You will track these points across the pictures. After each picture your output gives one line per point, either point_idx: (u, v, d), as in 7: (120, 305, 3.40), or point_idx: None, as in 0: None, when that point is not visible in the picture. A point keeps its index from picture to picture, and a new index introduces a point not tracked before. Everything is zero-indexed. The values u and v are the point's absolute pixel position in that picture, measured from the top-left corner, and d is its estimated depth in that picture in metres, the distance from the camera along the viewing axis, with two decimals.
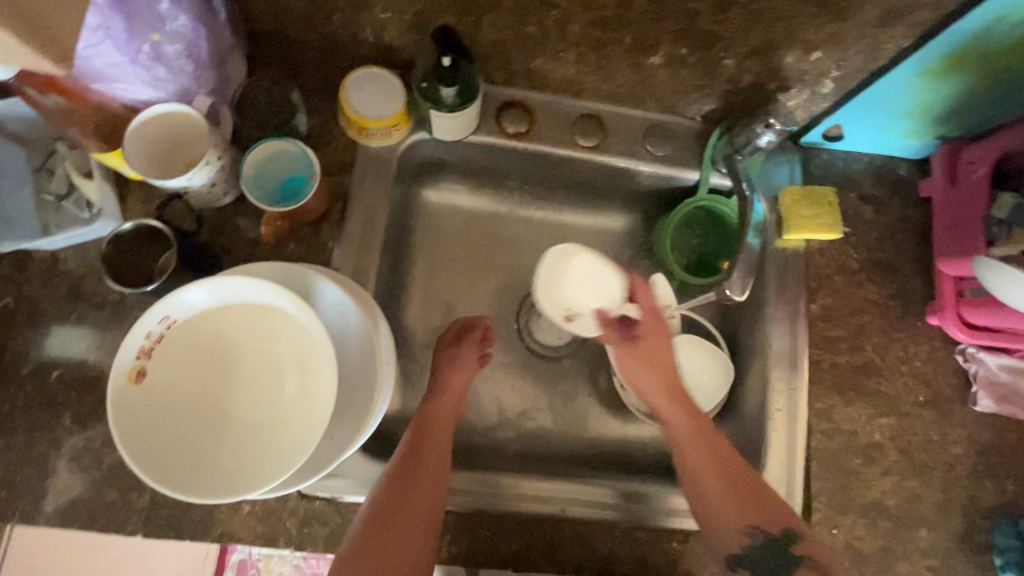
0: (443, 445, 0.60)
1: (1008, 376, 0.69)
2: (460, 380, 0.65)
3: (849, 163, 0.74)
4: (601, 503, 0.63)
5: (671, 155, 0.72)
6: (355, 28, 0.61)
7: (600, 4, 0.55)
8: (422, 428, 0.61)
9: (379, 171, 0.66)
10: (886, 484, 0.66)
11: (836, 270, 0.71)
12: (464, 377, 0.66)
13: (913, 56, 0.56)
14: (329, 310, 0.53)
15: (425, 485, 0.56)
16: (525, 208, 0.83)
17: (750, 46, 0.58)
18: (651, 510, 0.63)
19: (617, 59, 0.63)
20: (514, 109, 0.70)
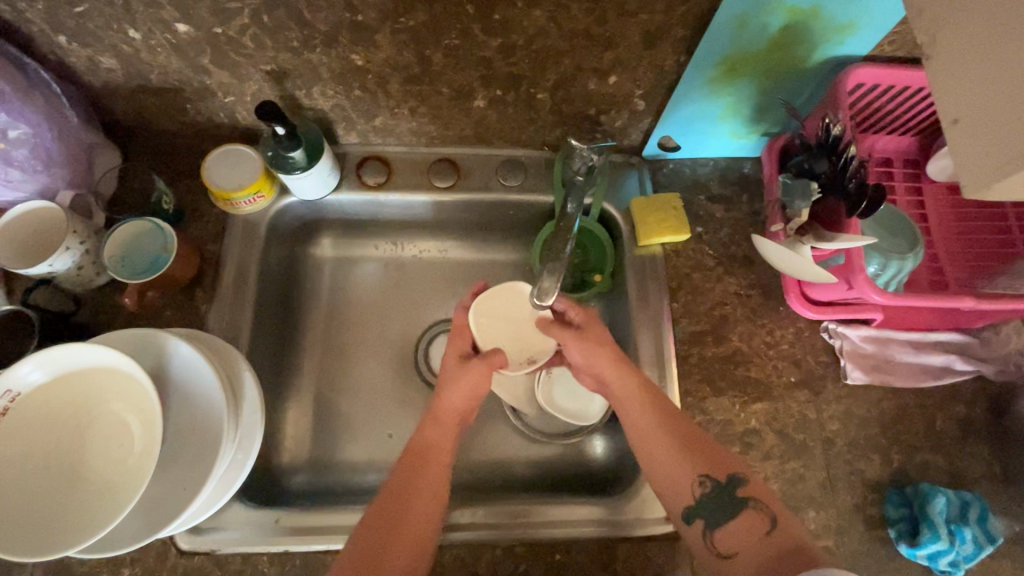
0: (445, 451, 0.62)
1: (872, 347, 0.71)
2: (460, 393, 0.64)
3: (695, 169, 0.79)
4: (590, 521, 0.65)
5: (525, 183, 0.78)
6: (209, 113, 0.69)
7: (406, 64, 0.62)
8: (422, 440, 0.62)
9: (250, 236, 0.72)
10: (767, 469, 0.67)
11: (693, 268, 0.75)
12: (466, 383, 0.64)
13: (689, 68, 0.62)
14: (182, 367, 0.57)
15: (423, 491, 0.58)
16: (413, 250, 0.88)
17: (551, 81, 0.65)
18: (537, 525, 0.65)
19: (446, 108, 0.70)
20: (372, 164, 0.77)
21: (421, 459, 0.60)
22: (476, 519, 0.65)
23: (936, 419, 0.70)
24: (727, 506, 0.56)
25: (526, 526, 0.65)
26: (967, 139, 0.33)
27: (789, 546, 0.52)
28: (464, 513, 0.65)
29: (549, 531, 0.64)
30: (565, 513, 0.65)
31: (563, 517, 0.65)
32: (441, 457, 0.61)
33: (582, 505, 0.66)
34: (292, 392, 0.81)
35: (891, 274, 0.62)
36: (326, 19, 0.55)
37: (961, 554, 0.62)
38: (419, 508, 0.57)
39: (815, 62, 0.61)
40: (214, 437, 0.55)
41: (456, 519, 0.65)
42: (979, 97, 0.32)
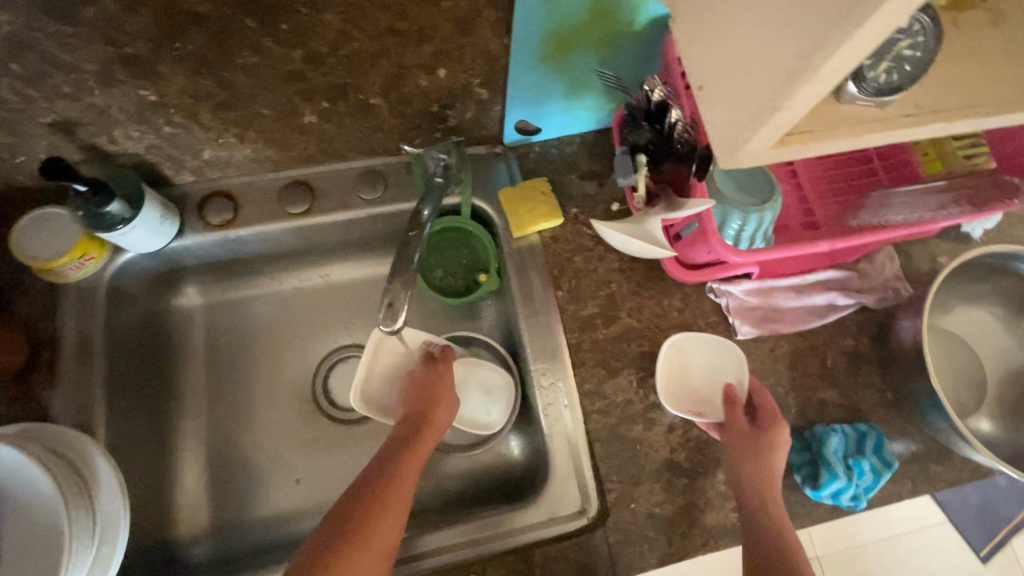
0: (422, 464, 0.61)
1: (757, 299, 0.71)
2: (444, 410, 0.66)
3: (562, 148, 0.77)
4: (519, 530, 0.64)
5: (388, 193, 0.73)
6: (5, 179, 0.61)
7: (207, 91, 0.56)
8: (400, 453, 0.61)
9: (87, 304, 0.65)
10: (673, 441, 0.66)
11: (574, 252, 0.73)
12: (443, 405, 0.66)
13: (515, 49, 0.59)
14: (6, 471, 0.50)
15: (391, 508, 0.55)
16: (293, 280, 0.83)
17: (379, 84, 0.60)
18: (475, 544, 0.63)
19: (277, 129, 0.64)
20: (216, 200, 0.70)
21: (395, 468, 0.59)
22: (444, 541, 0.64)
23: (826, 357, 0.71)
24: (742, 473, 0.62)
25: (494, 537, 0.63)
26: (715, 106, 0.36)
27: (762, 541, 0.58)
28: (434, 537, 0.64)
29: (521, 536, 0.63)
30: (532, 516, 0.64)
31: (527, 521, 0.64)
32: (410, 477, 0.59)
33: (549, 502, 0.65)
34: (182, 458, 0.75)
35: (753, 228, 0.62)
36: (90, 58, 0.49)
37: (861, 487, 0.63)
38: (387, 521, 0.54)
39: (642, 25, 0.59)
40: (56, 540, 0.49)
41: (428, 543, 0.64)
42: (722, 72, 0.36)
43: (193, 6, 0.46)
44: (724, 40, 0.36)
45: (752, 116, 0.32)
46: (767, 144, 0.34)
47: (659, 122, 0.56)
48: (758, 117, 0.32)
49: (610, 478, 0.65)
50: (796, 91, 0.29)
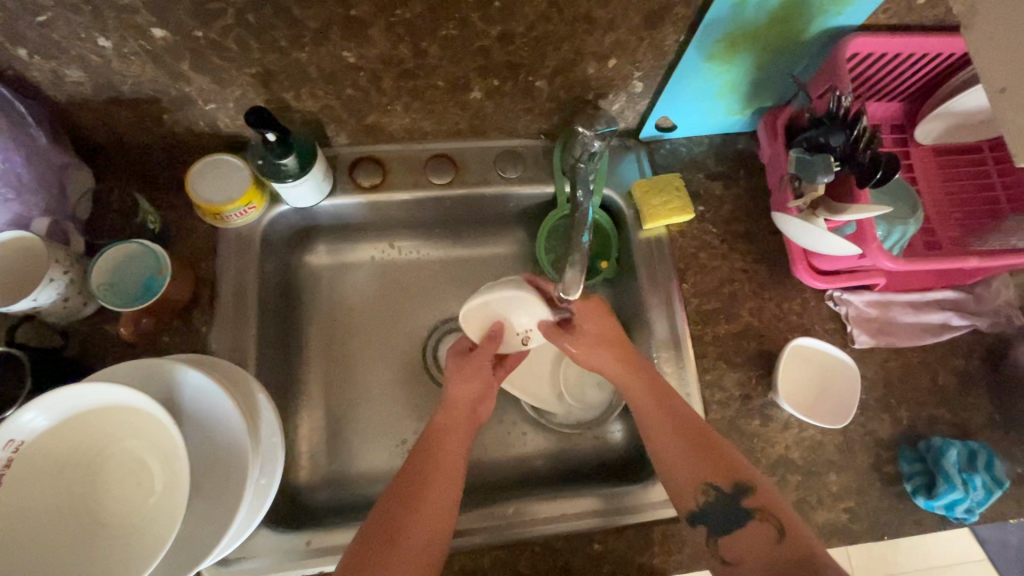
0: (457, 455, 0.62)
1: (875, 310, 0.74)
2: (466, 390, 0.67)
3: (691, 148, 0.79)
4: (586, 514, 0.65)
5: (524, 174, 0.76)
6: (188, 123, 0.64)
7: (399, 58, 0.59)
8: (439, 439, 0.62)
9: (244, 249, 0.68)
10: (789, 438, 0.68)
11: (699, 248, 0.75)
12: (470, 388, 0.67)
13: (690, 47, 0.61)
14: (194, 397, 0.53)
15: (433, 500, 0.57)
16: (410, 251, 0.86)
17: (551, 67, 0.63)
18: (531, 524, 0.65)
19: (441, 102, 0.67)
20: (366, 165, 0.74)
21: (434, 465, 0.60)
22: (475, 523, 0.65)
23: (938, 374, 0.73)
24: (735, 515, 0.57)
25: (514, 527, 0.65)
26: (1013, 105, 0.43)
27: (796, 557, 0.52)
28: (469, 518, 0.65)
29: (536, 529, 0.65)
30: (553, 509, 0.66)
31: (551, 514, 0.65)
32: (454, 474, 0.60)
33: (580, 501, 0.66)
34: (301, 407, 0.78)
35: (895, 240, 0.64)
36: (317, 16, 0.52)
37: (974, 500, 0.65)
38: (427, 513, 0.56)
39: (812, 34, 0.61)
40: (238, 465, 0.52)
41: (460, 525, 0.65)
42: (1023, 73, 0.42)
43: None
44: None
45: None
46: None
47: (852, 127, 0.57)
48: None
49: None
50: None
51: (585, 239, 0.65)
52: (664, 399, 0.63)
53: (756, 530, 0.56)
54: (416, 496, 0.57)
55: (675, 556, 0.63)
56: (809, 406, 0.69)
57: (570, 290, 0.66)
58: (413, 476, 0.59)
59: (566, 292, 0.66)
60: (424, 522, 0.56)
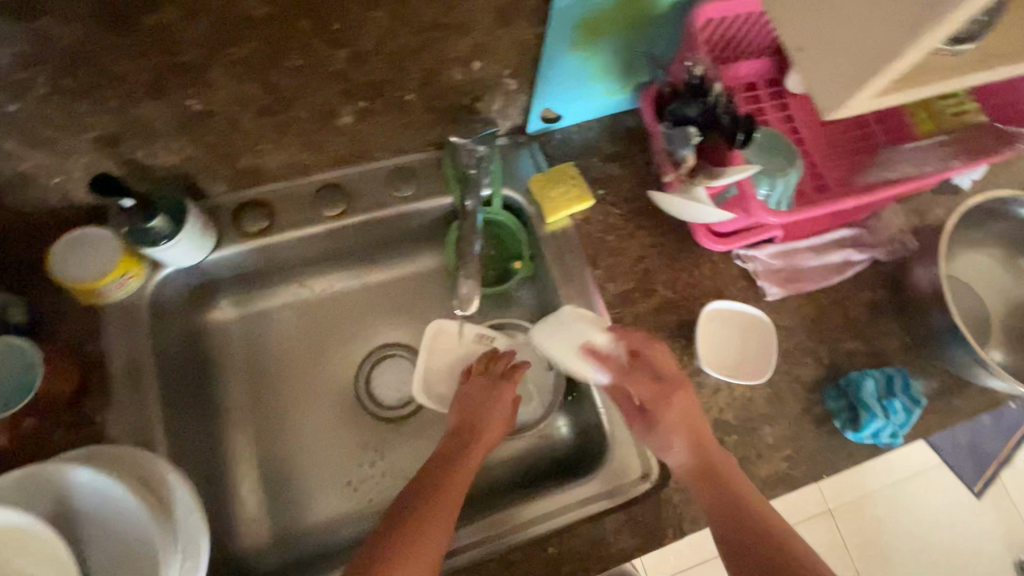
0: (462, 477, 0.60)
1: (780, 261, 0.76)
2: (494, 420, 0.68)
3: (582, 134, 0.79)
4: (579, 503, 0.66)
5: (420, 189, 0.75)
6: (38, 200, 0.59)
7: (251, 96, 0.56)
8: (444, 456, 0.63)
9: (132, 323, 0.64)
10: (721, 401, 0.70)
11: (606, 231, 0.76)
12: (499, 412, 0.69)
13: (549, 38, 0.61)
14: (88, 496, 0.50)
15: (439, 509, 0.56)
16: (323, 284, 0.82)
17: (416, 79, 0.62)
18: (523, 523, 0.65)
19: (314, 132, 0.65)
20: (252, 209, 0.71)
21: (442, 482, 0.59)
22: (467, 536, 0.64)
23: (848, 310, 0.76)
24: None
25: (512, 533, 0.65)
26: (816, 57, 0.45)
27: None
28: (460, 534, 0.64)
29: (524, 533, 0.65)
30: (553, 501, 0.66)
31: (540, 511, 0.66)
32: (452, 498, 0.57)
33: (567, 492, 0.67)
34: (234, 470, 0.74)
35: (780, 192, 0.66)
36: (143, 69, 0.49)
37: (897, 424, 0.68)
38: (436, 526, 0.54)
39: (663, 7, 0.62)
40: (149, 558, 0.49)
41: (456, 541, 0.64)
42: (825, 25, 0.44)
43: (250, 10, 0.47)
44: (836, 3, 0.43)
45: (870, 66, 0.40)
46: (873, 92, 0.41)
47: (705, 97, 0.59)
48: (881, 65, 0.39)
49: None
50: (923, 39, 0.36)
51: (476, 248, 0.71)
52: (736, 521, 0.55)
53: None
54: (417, 516, 0.54)
55: (631, 540, 0.64)
56: (734, 365, 0.71)
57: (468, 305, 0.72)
58: (414, 496, 0.57)
59: (464, 309, 0.71)
60: (426, 543, 0.52)
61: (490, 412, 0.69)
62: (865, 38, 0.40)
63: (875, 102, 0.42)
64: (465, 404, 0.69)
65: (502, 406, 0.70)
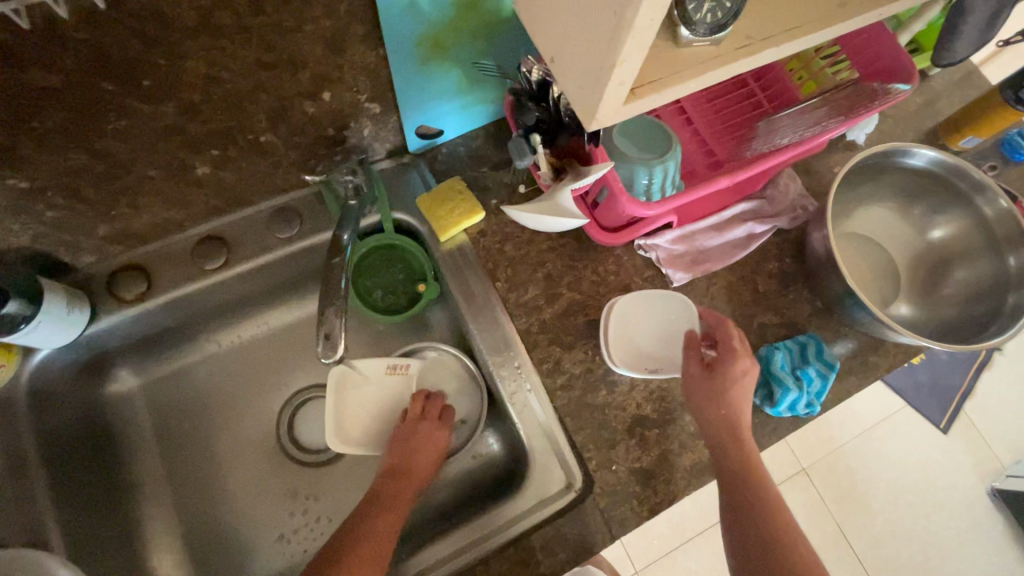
0: (390, 524, 0.59)
1: (683, 245, 0.75)
2: (424, 452, 0.67)
3: (468, 145, 0.78)
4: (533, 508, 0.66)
5: (305, 228, 0.72)
6: None
7: (82, 164, 0.53)
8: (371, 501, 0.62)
9: (9, 414, 0.61)
10: (638, 397, 0.69)
11: (503, 241, 0.74)
12: (430, 447, 0.67)
13: (394, 57, 0.59)
14: None
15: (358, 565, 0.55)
16: (230, 336, 0.80)
17: (264, 119, 0.59)
18: (494, 530, 0.64)
19: (171, 187, 0.62)
20: (128, 275, 0.68)
21: (358, 536, 0.57)
22: (437, 555, 0.64)
23: (757, 283, 0.76)
24: None
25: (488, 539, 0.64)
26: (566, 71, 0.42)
27: None
28: (424, 555, 0.64)
29: (509, 531, 0.65)
30: (519, 505, 0.66)
31: (511, 514, 0.65)
32: (375, 551, 0.56)
33: (530, 492, 0.66)
34: (159, 545, 0.71)
35: (661, 180, 0.64)
36: None
37: (812, 393, 0.67)
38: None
39: (509, 9, 0.60)
40: None
41: (417, 564, 0.63)
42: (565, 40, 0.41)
43: (41, 80, 0.44)
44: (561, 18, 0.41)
45: (598, 77, 0.37)
46: (618, 101, 0.38)
47: (545, 99, 0.58)
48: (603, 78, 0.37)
49: (587, 447, 0.66)
50: (622, 48, 0.34)
51: (344, 281, 0.64)
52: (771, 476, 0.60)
53: None
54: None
55: (560, 554, 0.63)
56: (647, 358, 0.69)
57: (335, 348, 0.60)
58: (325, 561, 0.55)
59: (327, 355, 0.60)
60: None
61: (420, 449, 0.67)
62: (590, 46, 0.37)
63: (626, 109, 0.40)
64: (397, 437, 0.68)
65: (427, 436, 0.68)
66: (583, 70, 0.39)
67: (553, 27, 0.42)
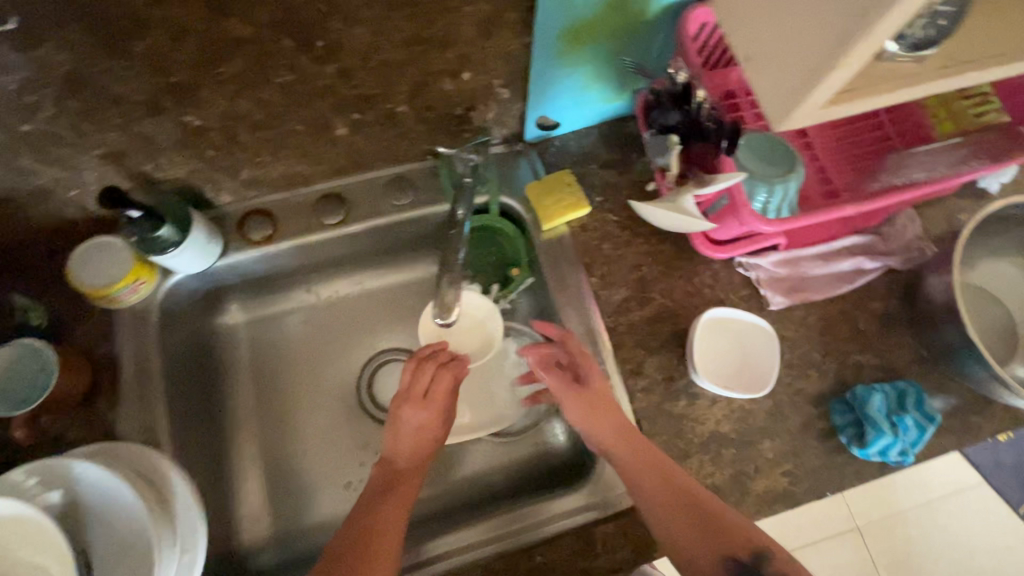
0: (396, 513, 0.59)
1: (785, 269, 0.73)
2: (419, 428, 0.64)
3: (580, 141, 0.79)
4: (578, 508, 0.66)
5: (417, 198, 0.76)
6: (56, 212, 0.64)
7: (246, 112, 0.58)
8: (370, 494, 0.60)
9: (142, 327, 0.68)
10: (718, 413, 0.68)
11: (602, 239, 0.75)
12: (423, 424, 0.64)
13: (537, 47, 0.61)
14: (94, 489, 0.53)
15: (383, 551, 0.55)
16: (328, 290, 0.85)
17: (406, 91, 0.63)
18: (528, 523, 0.65)
19: (310, 144, 0.67)
20: (256, 218, 0.73)
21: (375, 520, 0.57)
22: (463, 540, 0.65)
23: (858, 320, 0.73)
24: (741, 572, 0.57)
25: (517, 532, 0.65)
26: (763, 73, 0.47)
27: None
28: (442, 542, 0.65)
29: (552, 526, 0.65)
30: (558, 505, 0.66)
31: (555, 510, 0.66)
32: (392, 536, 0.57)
33: (571, 494, 0.67)
34: (242, 470, 0.77)
35: (779, 199, 0.64)
36: (141, 89, 0.51)
37: (907, 441, 0.65)
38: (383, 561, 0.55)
39: (655, 12, 0.61)
40: (145, 551, 0.52)
41: (433, 550, 0.65)
42: (771, 45, 0.46)
43: (236, 31, 0.49)
44: (773, 23, 0.45)
45: (810, 76, 0.41)
46: (820, 102, 0.43)
47: (686, 104, 0.58)
48: (817, 77, 0.41)
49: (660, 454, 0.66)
50: (853, 49, 0.38)
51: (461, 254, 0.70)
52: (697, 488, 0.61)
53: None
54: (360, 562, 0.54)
55: (620, 553, 0.63)
56: (734, 376, 0.68)
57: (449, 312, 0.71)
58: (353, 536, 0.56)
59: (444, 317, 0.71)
60: None
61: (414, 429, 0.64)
62: (803, 51, 0.42)
63: (821, 113, 0.44)
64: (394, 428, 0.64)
65: (417, 413, 0.64)
66: (786, 75, 0.44)
67: (758, 29, 0.47)
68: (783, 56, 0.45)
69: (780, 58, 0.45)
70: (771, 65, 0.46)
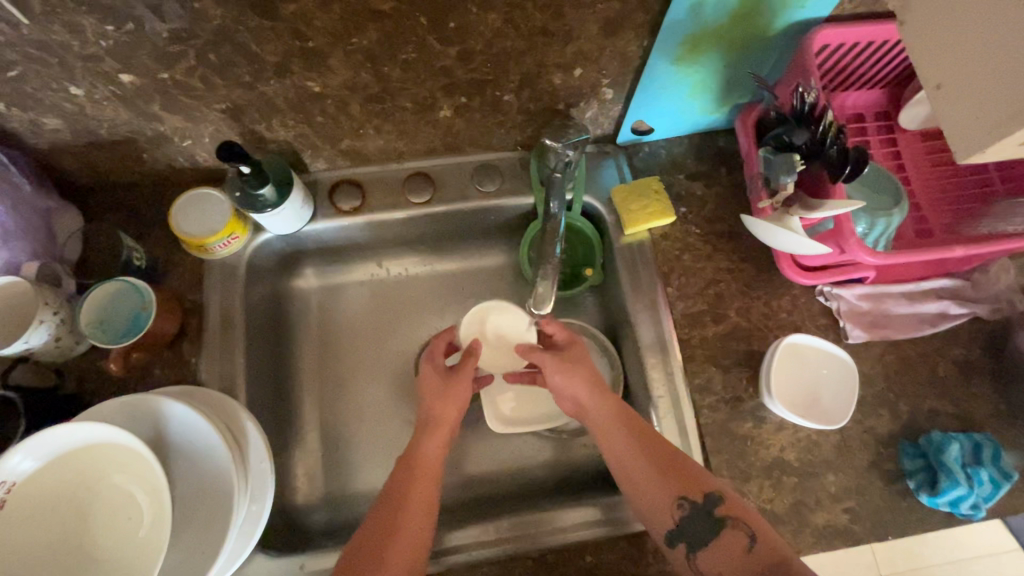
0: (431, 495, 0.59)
1: (868, 304, 0.72)
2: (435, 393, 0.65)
3: (671, 149, 0.79)
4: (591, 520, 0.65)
5: (503, 187, 0.76)
6: (167, 159, 0.66)
7: (363, 85, 0.60)
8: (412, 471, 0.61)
9: (229, 280, 0.70)
10: (783, 440, 0.67)
11: (683, 250, 0.74)
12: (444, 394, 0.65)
13: (654, 51, 0.61)
14: (179, 428, 0.55)
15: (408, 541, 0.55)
16: (398, 267, 0.86)
17: (516, 81, 0.63)
18: (544, 532, 0.65)
19: (411, 122, 0.68)
20: (346, 188, 0.75)
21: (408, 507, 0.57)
22: (477, 537, 0.65)
23: (938, 365, 0.71)
24: (707, 527, 0.56)
25: (530, 536, 0.65)
26: (947, 101, 0.42)
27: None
28: (461, 534, 0.65)
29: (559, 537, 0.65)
30: (572, 516, 0.65)
31: (569, 521, 0.65)
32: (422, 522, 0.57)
33: (582, 508, 0.66)
34: (299, 429, 0.79)
35: (879, 232, 0.63)
36: (276, 50, 0.53)
37: (980, 495, 0.63)
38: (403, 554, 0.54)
39: (778, 29, 0.61)
40: (224, 495, 0.53)
41: (456, 540, 0.65)
42: (962, 65, 0.40)
43: (376, 5, 0.50)
44: (968, 42, 0.40)
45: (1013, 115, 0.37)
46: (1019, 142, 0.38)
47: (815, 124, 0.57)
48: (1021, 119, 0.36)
49: (720, 472, 0.66)
50: None
51: (557, 250, 0.72)
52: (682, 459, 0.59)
53: (729, 537, 0.55)
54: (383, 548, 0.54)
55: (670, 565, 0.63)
56: (805, 404, 0.67)
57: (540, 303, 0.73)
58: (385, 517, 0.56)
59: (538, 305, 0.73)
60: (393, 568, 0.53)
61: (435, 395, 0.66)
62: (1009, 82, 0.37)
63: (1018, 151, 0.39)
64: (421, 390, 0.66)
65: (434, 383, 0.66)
66: (978, 107, 0.40)
67: (946, 46, 0.41)
68: (977, 83, 0.40)
69: (975, 86, 0.40)
70: (960, 94, 0.41)
